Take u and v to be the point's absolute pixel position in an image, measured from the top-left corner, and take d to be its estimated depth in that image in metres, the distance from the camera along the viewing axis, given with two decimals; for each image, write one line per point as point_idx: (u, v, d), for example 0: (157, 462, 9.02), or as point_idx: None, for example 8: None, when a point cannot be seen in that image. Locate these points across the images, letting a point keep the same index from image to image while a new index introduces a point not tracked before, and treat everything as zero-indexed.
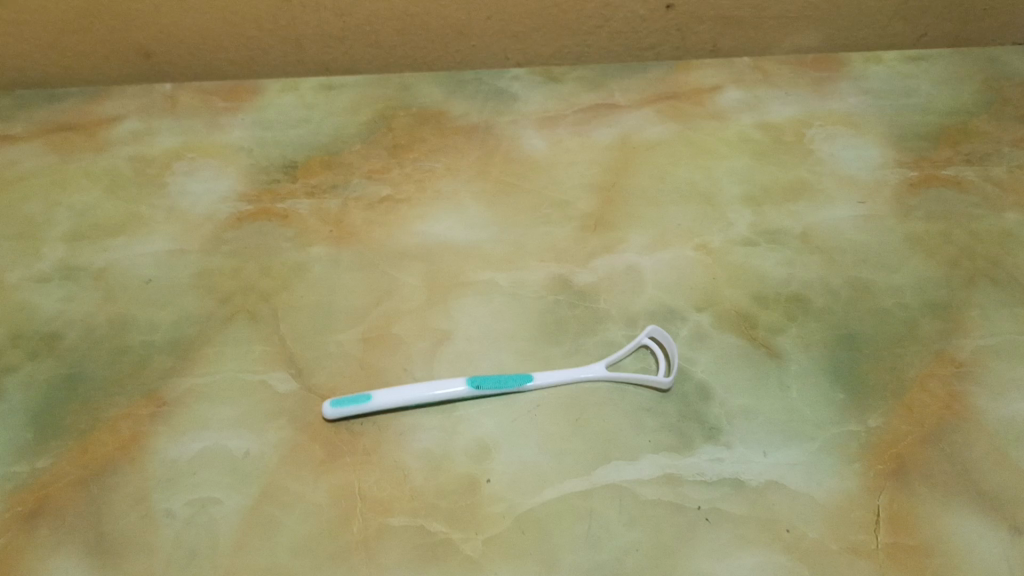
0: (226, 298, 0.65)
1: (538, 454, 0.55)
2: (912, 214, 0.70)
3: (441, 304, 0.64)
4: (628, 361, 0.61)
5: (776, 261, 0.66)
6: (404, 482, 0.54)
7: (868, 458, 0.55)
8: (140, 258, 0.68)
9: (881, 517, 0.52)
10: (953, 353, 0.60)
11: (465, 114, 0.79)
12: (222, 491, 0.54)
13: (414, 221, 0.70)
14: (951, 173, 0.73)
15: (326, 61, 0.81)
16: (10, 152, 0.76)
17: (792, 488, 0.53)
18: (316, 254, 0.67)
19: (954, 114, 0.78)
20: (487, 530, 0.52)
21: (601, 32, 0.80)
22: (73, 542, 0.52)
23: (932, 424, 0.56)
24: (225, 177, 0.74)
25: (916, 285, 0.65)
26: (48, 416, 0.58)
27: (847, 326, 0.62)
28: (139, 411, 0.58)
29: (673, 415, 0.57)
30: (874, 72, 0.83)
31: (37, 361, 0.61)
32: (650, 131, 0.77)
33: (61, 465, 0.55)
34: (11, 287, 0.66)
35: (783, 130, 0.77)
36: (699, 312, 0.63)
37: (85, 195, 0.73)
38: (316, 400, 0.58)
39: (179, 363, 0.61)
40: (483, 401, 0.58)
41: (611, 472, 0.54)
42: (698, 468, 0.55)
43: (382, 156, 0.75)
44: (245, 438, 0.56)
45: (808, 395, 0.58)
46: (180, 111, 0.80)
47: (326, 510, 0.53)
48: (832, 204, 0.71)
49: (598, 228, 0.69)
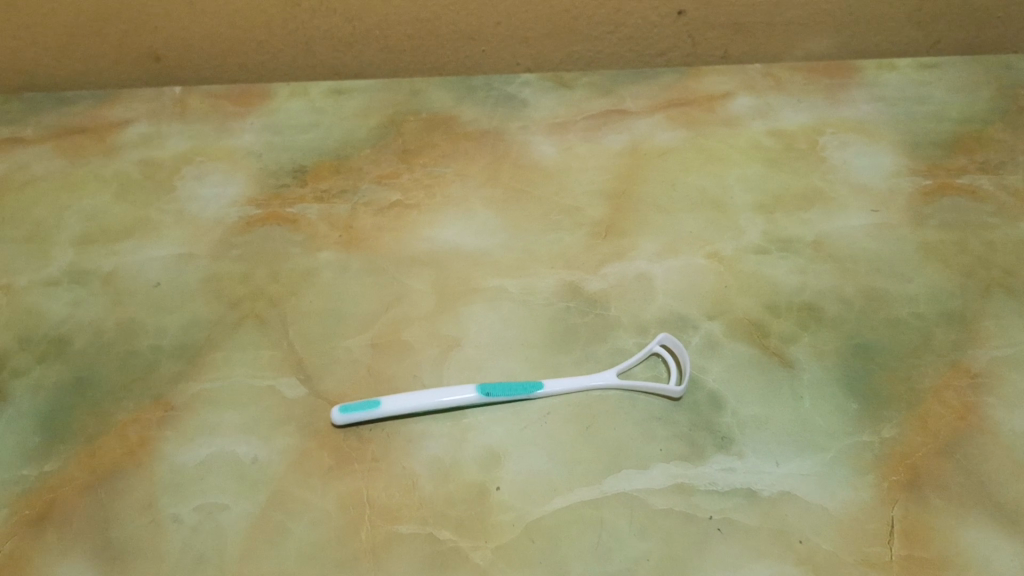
0: (235, 303, 0.64)
1: (548, 463, 0.55)
2: (926, 223, 0.69)
3: (450, 310, 0.64)
4: (639, 369, 0.60)
5: (789, 269, 0.66)
6: (412, 489, 0.54)
7: (881, 469, 0.54)
8: (148, 262, 0.68)
9: (896, 530, 0.51)
10: (968, 363, 0.60)
11: (475, 119, 0.79)
12: (229, 498, 0.54)
13: (424, 226, 0.70)
14: (965, 181, 0.72)
15: (336, 66, 0.81)
16: (20, 155, 0.76)
17: (804, 499, 0.53)
18: (326, 259, 0.67)
19: (968, 122, 0.78)
20: (496, 538, 0.51)
21: (612, 38, 0.79)
22: (80, 547, 0.51)
23: (947, 435, 0.56)
24: (234, 181, 0.74)
25: (931, 294, 0.64)
26: (56, 420, 0.57)
27: (860, 335, 0.61)
28: (147, 415, 0.58)
29: (684, 424, 0.57)
30: (887, 79, 0.82)
31: (45, 365, 0.61)
32: (661, 137, 0.77)
33: (68, 469, 0.55)
34: (20, 291, 0.66)
35: (795, 137, 0.77)
36: (710, 320, 0.62)
37: (95, 198, 0.73)
38: (325, 406, 0.58)
39: (187, 368, 0.60)
40: (492, 408, 0.58)
41: (621, 481, 0.54)
42: (710, 477, 0.54)
43: (391, 161, 0.75)
44: (253, 444, 0.56)
45: (821, 405, 0.58)
46: (190, 115, 0.80)
47: (334, 517, 0.53)
48: (844, 212, 0.70)
49: (609, 235, 0.69)
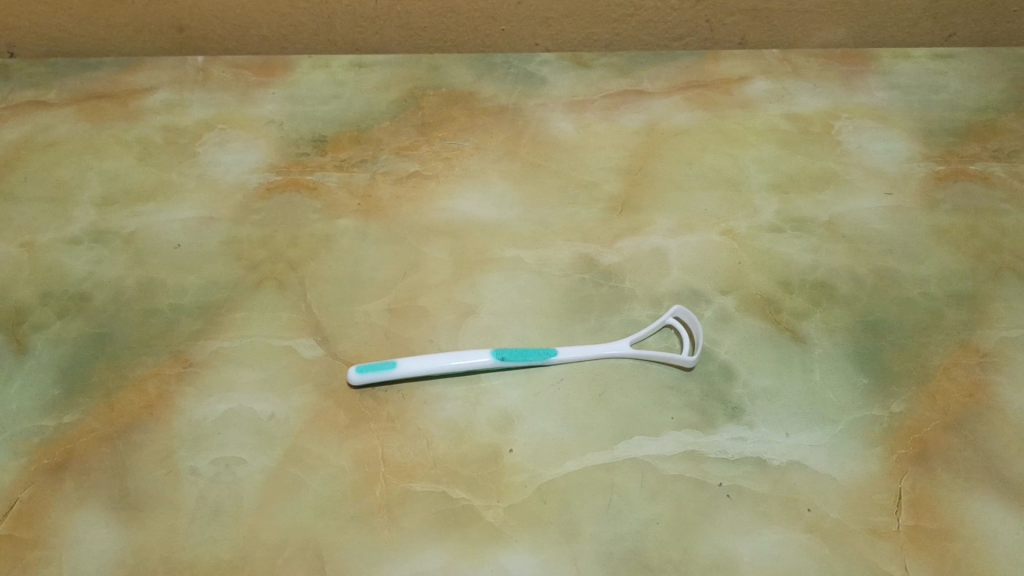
0: (255, 265, 0.65)
1: (561, 427, 0.56)
2: (938, 207, 0.70)
3: (466, 278, 0.64)
4: (652, 340, 0.61)
5: (802, 248, 0.67)
6: (427, 449, 0.54)
7: (890, 442, 0.55)
8: (170, 223, 0.68)
9: (903, 501, 0.52)
10: (977, 343, 0.60)
11: (494, 96, 0.80)
12: (247, 452, 0.54)
13: (442, 197, 0.71)
14: (977, 168, 0.73)
15: (357, 41, 0.82)
16: (44, 118, 0.77)
17: (813, 469, 0.54)
18: (344, 226, 0.68)
19: (982, 111, 0.78)
20: (508, 498, 0.52)
21: (631, 21, 0.81)
22: (98, 495, 0.52)
23: (955, 411, 0.56)
24: (254, 149, 0.74)
25: (942, 276, 0.65)
26: (76, 372, 0.58)
27: (871, 313, 0.62)
28: (166, 371, 0.58)
29: (696, 394, 0.57)
30: (902, 68, 0.83)
31: (66, 320, 0.61)
32: (678, 118, 0.78)
33: (88, 420, 0.56)
34: (43, 248, 0.66)
35: (811, 122, 0.78)
36: (723, 294, 0.63)
37: (117, 161, 0.73)
38: (341, 366, 0.59)
39: (207, 326, 0.61)
40: (506, 373, 0.59)
41: (633, 447, 0.55)
42: (721, 446, 0.55)
43: (410, 133, 0.76)
44: (270, 402, 0.57)
45: (831, 379, 0.58)
46: (212, 84, 0.81)
47: (349, 474, 0.53)
48: (858, 195, 0.71)
49: (625, 210, 0.70)
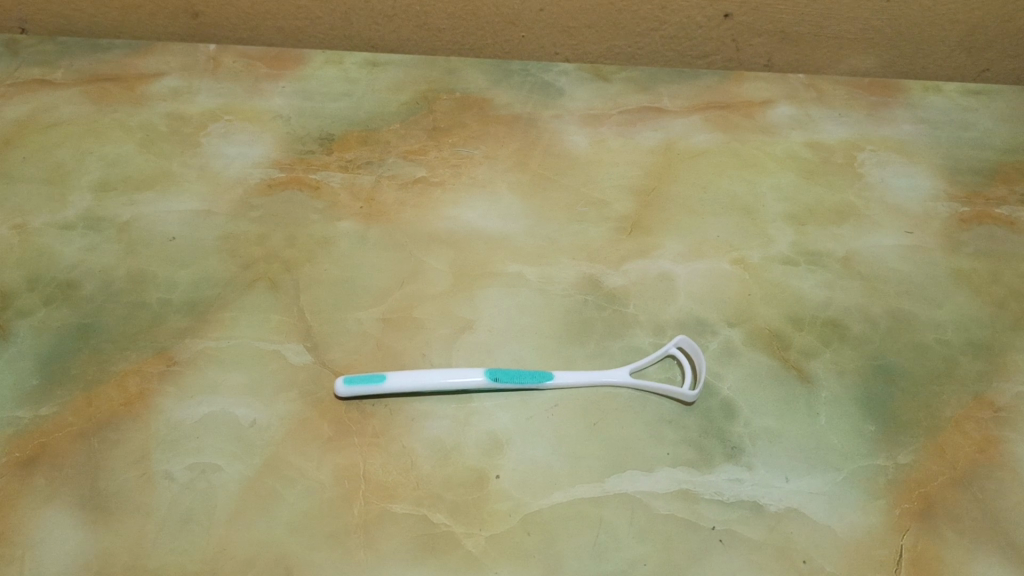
0: (250, 263, 0.63)
1: (551, 455, 0.53)
2: (960, 250, 0.67)
3: (465, 291, 0.62)
4: (652, 369, 0.59)
5: (816, 282, 0.64)
6: (410, 469, 0.52)
7: (893, 495, 0.52)
8: (167, 215, 0.67)
9: (904, 558, 0.49)
10: (993, 397, 0.58)
11: (508, 104, 0.78)
12: (224, 459, 0.52)
13: (447, 206, 0.69)
14: (1004, 211, 0.70)
15: (374, 38, 0.81)
16: (50, 97, 0.76)
17: (811, 518, 0.51)
18: (344, 229, 0.66)
19: (1011, 152, 0.76)
20: (490, 527, 0.50)
21: (655, 35, 0.79)
22: (67, 493, 0.50)
23: (964, 467, 0.54)
24: (259, 143, 0.73)
25: (960, 321, 0.62)
26: (56, 363, 0.56)
27: (883, 357, 0.60)
28: (149, 367, 0.57)
29: (694, 430, 0.55)
30: (931, 102, 0.80)
31: (51, 307, 0.60)
32: (696, 139, 0.75)
33: (64, 414, 0.54)
34: (34, 231, 0.65)
35: (833, 151, 0.75)
36: (730, 327, 0.61)
37: (119, 147, 0.72)
38: (329, 375, 0.57)
39: (195, 324, 0.59)
40: (499, 394, 0.56)
41: (625, 481, 0.52)
42: (717, 487, 0.52)
43: (420, 137, 0.74)
44: (253, 408, 0.55)
45: (837, 425, 0.56)
46: (221, 73, 0.79)
47: (328, 489, 0.51)
48: (877, 231, 0.68)
49: (634, 231, 0.67)
